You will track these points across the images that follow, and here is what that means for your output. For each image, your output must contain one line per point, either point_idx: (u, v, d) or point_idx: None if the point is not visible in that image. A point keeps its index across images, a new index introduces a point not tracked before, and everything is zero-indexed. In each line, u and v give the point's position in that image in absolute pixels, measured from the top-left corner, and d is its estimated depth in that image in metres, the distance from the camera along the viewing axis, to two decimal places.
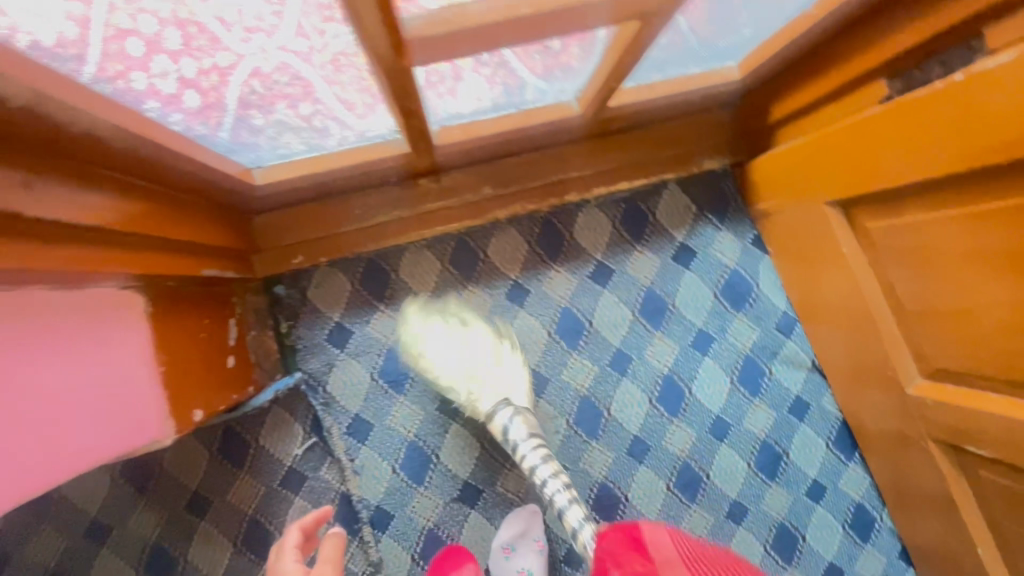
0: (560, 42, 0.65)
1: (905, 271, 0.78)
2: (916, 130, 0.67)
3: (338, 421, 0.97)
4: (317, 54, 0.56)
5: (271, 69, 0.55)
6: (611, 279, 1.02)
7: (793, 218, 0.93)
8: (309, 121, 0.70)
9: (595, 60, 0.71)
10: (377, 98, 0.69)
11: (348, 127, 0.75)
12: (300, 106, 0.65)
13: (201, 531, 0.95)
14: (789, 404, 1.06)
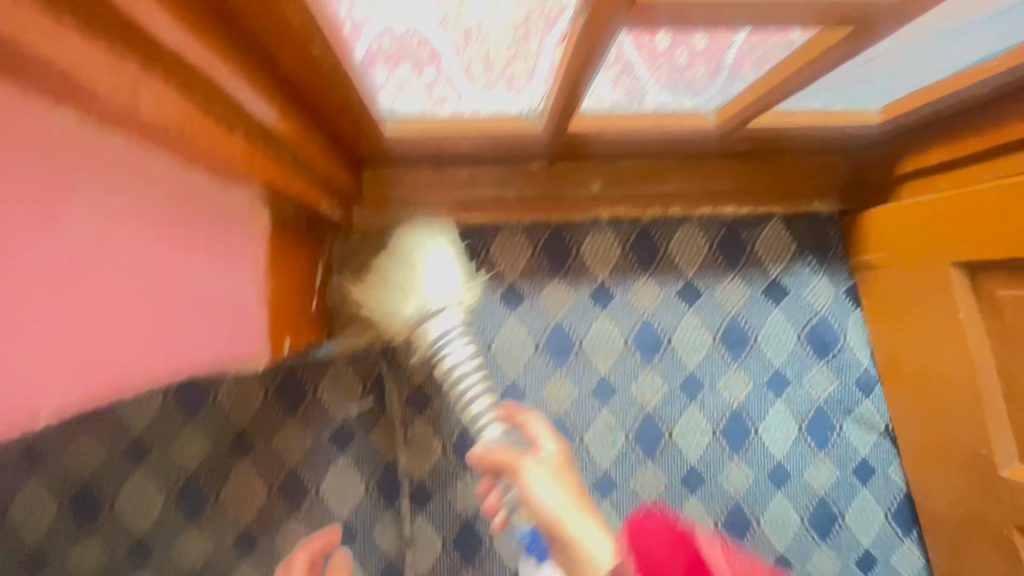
0: (688, 57, 0.68)
1: (1021, 348, 0.76)
2: None
3: (400, 387, 0.96)
4: (450, 24, 0.62)
5: (401, 32, 0.62)
6: (697, 300, 1.00)
7: (900, 275, 0.90)
8: (430, 87, 0.74)
9: (719, 80, 0.74)
10: (498, 78, 0.73)
11: (464, 101, 0.79)
12: (424, 69, 0.70)
13: (239, 472, 0.92)
14: (854, 465, 1.01)
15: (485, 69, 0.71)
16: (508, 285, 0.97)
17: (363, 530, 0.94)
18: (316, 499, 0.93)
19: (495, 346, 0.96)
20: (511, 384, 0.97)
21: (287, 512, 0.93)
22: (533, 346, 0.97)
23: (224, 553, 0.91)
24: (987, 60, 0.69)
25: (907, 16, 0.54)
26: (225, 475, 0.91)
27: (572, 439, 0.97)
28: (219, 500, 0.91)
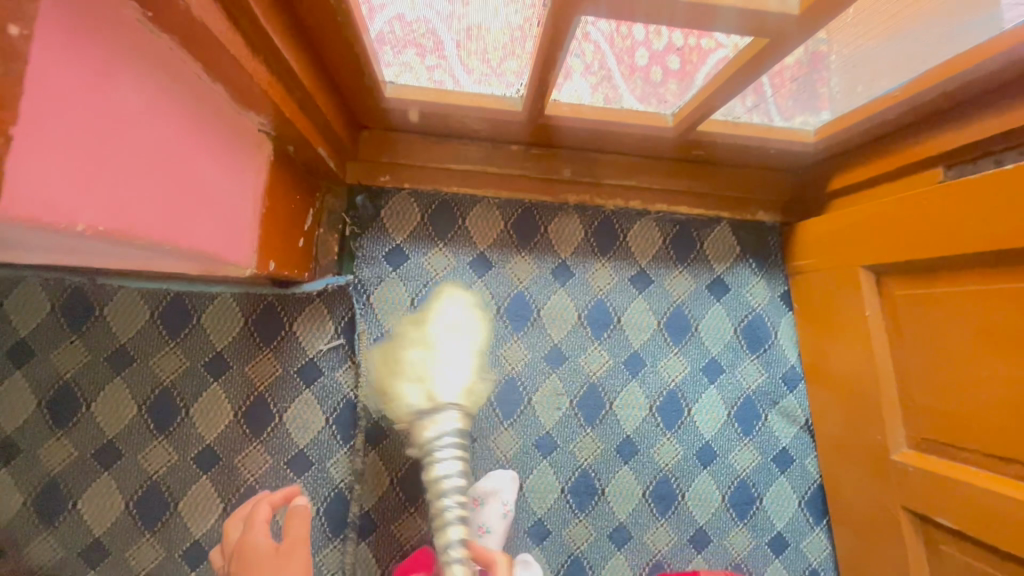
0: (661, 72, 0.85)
1: (910, 344, 0.87)
2: (952, 211, 0.77)
3: (369, 329, 1.03)
4: (454, 20, 0.76)
5: (412, 18, 0.76)
6: (647, 287, 1.11)
7: (824, 279, 1.02)
8: (431, 72, 0.88)
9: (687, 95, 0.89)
10: (490, 67, 0.87)
11: (458, 85, 0.91)
12: (428, 57, 0.84)
13: (210, 391, 0.99)
14: (775, 452, 1.11)
15: (481, 62, 0.85)
16: (479, 253, 1.07)
17: (318, 460, 1.01)
18: (278, 425, 1.01)
19: (462, 305, 1.06)
20: None
21: (249, 434, 1.00)
22: (495, 309, 1.07)
23: (185, 466, 0.98)
24: (890, 91, 0.82)
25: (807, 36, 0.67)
26: (198, 391, 0.99)
27: (520, 399, 1.06)
28: (188, 415, 0.99)
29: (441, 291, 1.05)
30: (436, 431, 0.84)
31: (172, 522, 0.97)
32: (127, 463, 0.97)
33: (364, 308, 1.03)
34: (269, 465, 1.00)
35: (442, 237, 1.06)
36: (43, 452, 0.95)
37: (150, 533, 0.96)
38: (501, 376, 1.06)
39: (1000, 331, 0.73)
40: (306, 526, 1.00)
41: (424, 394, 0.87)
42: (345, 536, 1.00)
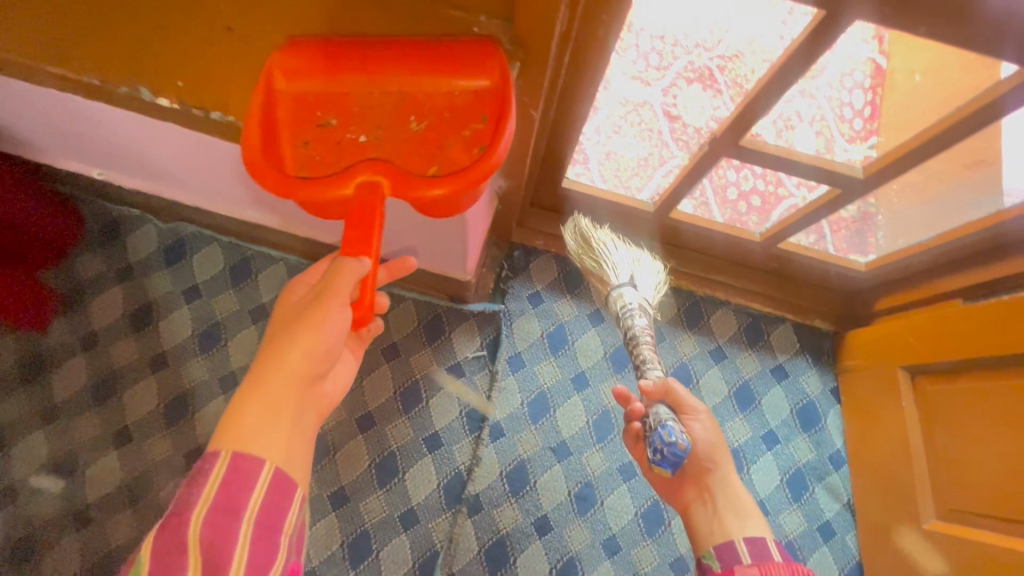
0: (749, 196, 1.22)
1: (936, 428, 1.12)
2: (965, 327, 1.07)
3: (507, 348, 1.34)
4: (600, 144, 1.19)
5: (580, 148, 1.20)
6: (722, 360, 1.39)
7: (867, 376, 1.29)
8: (576, 175, 1.29)
9: (770, 219, 1.26)
10: (620, 174, 1.27)
11: (593, 184, 1.30)
12: (580, 167, 1.26)
13: (381, 370, 1.30)
14: (819, 522, 1.29)
15: (616, 174, 1.27)
16: (596, 308, 1.40)
17: (447, 443, 1.27)
18: (424, 407, 1.28)
19: (577, 344, 1.36)
20: (580, 373, 1.34)
21: (401, 410, 1.28)
22: (602, 353, 1.36)
23: (348, 424, 1.26)
24: (923, 240, 1.16)
25: (865, 192, 1.04)
26: (372, 368, 1.30)
27: (612, 427, 1.31)
28: (360, 385, 1.29)
29: (564, 331, 1.37)
30: (630, 299, 1.07)
31: (328, 467, 1.23)
32: None
33: (506, 330, 1.35)
34: (409, 438, 1.26)
35: (571, 291, 1.40)
36: None
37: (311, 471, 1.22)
38: (599, 405, 1.32)
39: (1009, 418, 1.00)
40: (426, 496, 1.23)
41: (628, 271, 1.11)
42: (456, 511, 1.22)
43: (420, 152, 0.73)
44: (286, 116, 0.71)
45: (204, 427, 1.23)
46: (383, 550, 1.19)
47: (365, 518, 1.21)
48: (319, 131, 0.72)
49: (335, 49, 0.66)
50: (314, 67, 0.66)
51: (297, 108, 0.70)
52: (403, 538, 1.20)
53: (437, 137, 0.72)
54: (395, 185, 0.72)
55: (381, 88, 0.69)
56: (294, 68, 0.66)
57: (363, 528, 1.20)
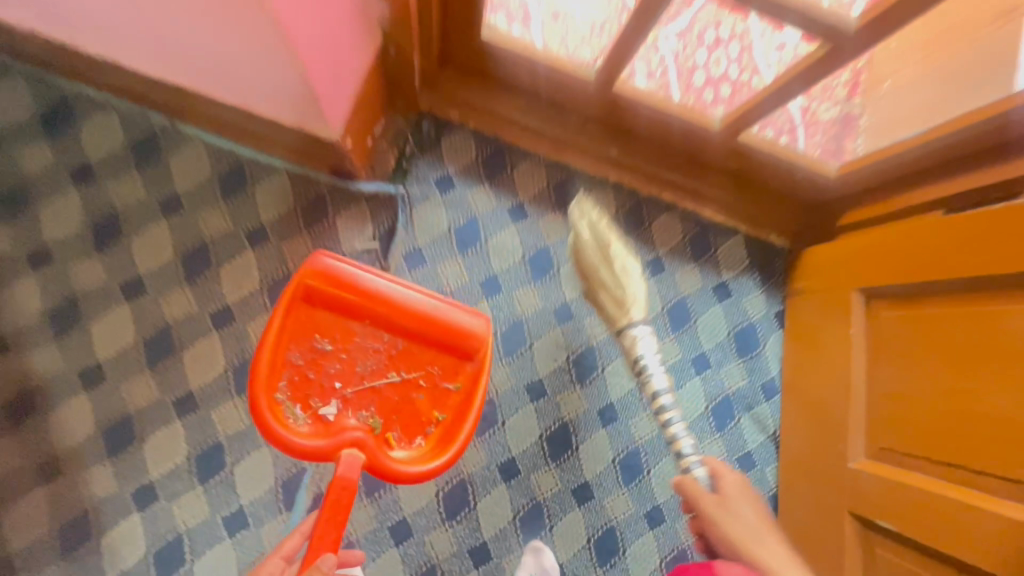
0: (713, 73, 0.96)
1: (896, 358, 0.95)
2: (942, 240, 0.88)
3: (405, 242, 1.11)
4: None
5: None
6: (660, 273, 1.20)
7: (821, 297, 1.12)
8: (511, 39, 1.01)
9: (737, 104, 1.00)
10: (563, 37, 0.98)
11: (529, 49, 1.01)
12: (516, 23, 0.99)
13: (243, 257, 1.06)
14: (740, 453, 1.18)
15: (559, 38, 0.99)
16: (518, 203, 1.16)
17: None
18: None
19: (492, 243, 1.13)
20: (491, 277, 1.13)
21: (266, 307, 1.05)
22: (520, 255, 1.14)
23: (201, 319, 1.04)
24: (910, 138, 0.94)
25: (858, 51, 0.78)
26: (232, 255, 1.06)
27: (523, 340, 1.13)
28: (216, 273, 1.05)
29: (477, 225, 1.14)
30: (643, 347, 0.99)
31: (171, 367, 1.02)
32: (150, 303, 1.03)
33: (406, 221, 1.11)
34: None
35: (490, 179, 1.15)
36: (79, 272, 1.02)
37: (150, 371, 1.01)
38: (511, 315, 1.13)
39: (970, 350, 0.83)
40: None
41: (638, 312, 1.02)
42: None
43: (393, 405, 0.97)
44: (299, 351, 0.94)
45: (11, 310, 1.01)
46: (239, 463, 1.01)
47: (218, 429, 1.02)
48: (319, 353, 0.95)
49: (371, 318, 0.96)
50: (325, 314, 0.96)
51: (302, 351, 0.95)
52: (264, 453, 1.02)
53: (407, 393, 0.97)
54: (371, 447, 0.92)
55: (388, 359, 0.96)
56: (324, 315, 0.95)
57: (216, 439, 1.01)
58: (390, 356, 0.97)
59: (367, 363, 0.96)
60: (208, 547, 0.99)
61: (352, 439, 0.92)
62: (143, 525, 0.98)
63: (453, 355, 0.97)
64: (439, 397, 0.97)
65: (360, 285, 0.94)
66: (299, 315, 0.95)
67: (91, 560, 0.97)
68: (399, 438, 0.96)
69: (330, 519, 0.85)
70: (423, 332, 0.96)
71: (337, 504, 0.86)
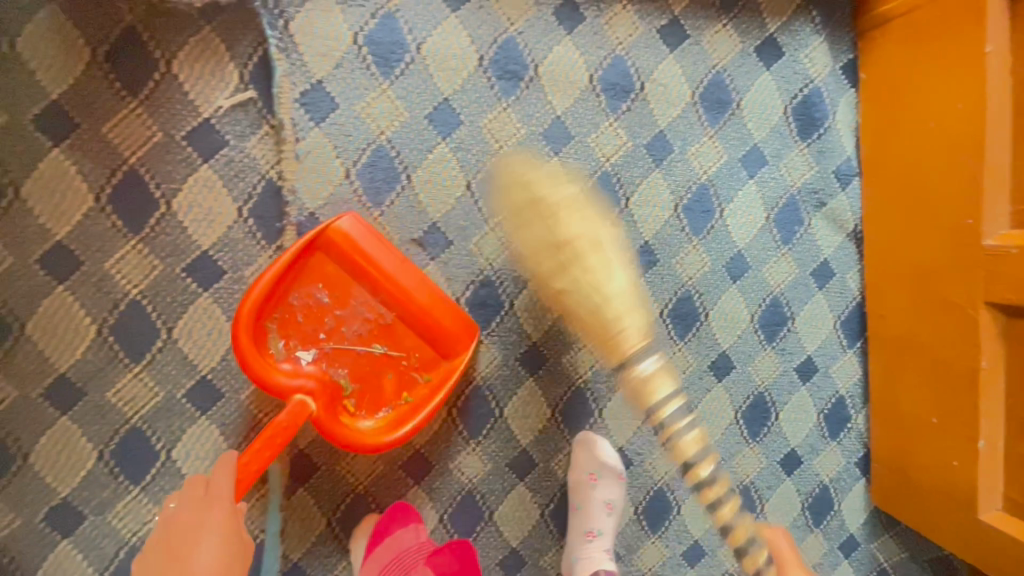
0: None
1: None
2: None
3: (292, 78, 0.70)
4: None
5: None
6: (682, 44, 0.82)
7: (905, 33, 0.79)
8: None
9: None
10: None
11: None
12: None
13: (50, 162, 0.66)
14: (815, 265, 0.91)
15: None
16: None
17: (231, 268, 0.72)
18: (167, 215, 0.70)
19: (428, 51, 0.73)
20: (441, 104, 0.75)
21: (122, 230, 0.69)
22: (476, 61, 0.75)
23: (28, 274, 0.67)
24: None
25: None
26: (32, 163, 0.66)
27: None
28: (19, 199, 0.66)
29: (397, 27, 0.72)
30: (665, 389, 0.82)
31: (19, 350, 0.68)
32: None
33: (281, 44, 0.69)
34: (157, 274, 0.71)
35: None
36: None
37: None
38: (484, 155, 0.77)
39: None
40: (221, 354, 0.74)
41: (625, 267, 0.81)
42: None
43: (371, 367, 0.74)
44: (296, 293, 0.72)
45: None
46: (176, 445, 0.74)
47: (128, 411, 0.72)
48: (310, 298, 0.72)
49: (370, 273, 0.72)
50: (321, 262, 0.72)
51: (291, 294, 0.72)
52: (205, 424, 0.74)
53: (388, 366, 0.74)
54: (320, 416, 0.69)
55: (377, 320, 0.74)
56: (330, 266, 0.72)
57: (131, 425, 0.72)
58: (378, 327, 0.74)
59: (351, 330, 0.73)
60: None
61: (299, 386, 0.68)
62: (80, 551, 0.73)
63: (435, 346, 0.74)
64: (410, 380, 0.75)
65: (385, 251, 0.71)
66: (320, 262, 0.72)
67: None
68: (362, 409, 0.74)
69: (252, 450, 0.65)
70: (419, 314, 0.73)
71: (263, 446, 0.65)
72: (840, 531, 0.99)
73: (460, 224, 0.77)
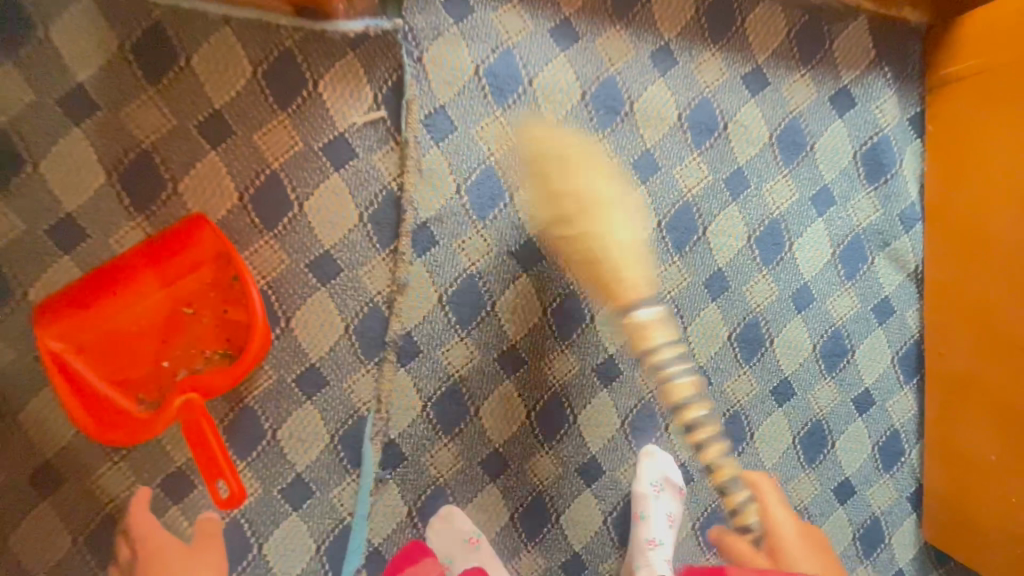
0: None
1: None
2: None
3: (420, 100, 0.78)
4: None
5: None
6: (763, 90, 0.89)
7: (973, 93, 0.86)
8: None
9: None
10: None
11: None
12: None
13: (206, 163, 0.75)
14: (876, 301, 0.96)
15: None
16: (562, 19, 0.82)
17: (347, 267, 0.79)
18: (298, 216, 0.78)
19: (539, 85, 0.82)
20: None
21: (258, 226, 0.77)
22: (579, 95, 0.83)
23: None
24: None
25: None
26: (191, 163, 0.75)
27: None
28: (176, 193, 0.75)
29: (514, 62, 0.81)
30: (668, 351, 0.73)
31: None
32: (96, 247, 0.73)
33: (414, 72, 0.78)
34: (283, 268, 0.78)
35: None
36: None
37: None
38: None
39: None
40: (331, 346, 0.80)
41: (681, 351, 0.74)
42: (380, 360, 0.81)
43: (212, 331, 0.76)
44: (65, 345, 0.71)
45: None
46: (281, 426, 0.80)
47: (243, 391, 0.79)
48: (188, 339, 0.76)
49: (136, 327, 0.74)
50: (141, 378, 0.75)
51: (182, 366, 0.76)
52: (309, 408, 0.81)
53: (202, 319, 0.76)
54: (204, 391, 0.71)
55: (132, 305, 0.74)
56: (69, 318, 0.71)
57: (244, 404, 0.79)
58: (166, 305, 0.75)
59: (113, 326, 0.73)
60: (271, 527, 0.81)
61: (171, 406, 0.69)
62: (186, 518, 0.79)
63: (187, 249, 0.74)
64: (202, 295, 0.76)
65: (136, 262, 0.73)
66: (63, 336, 0.71)
67: None
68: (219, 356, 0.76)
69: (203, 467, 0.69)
70: (152, 262, 0.74)
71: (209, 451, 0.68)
72: (889, 563, 1.01)
73: None
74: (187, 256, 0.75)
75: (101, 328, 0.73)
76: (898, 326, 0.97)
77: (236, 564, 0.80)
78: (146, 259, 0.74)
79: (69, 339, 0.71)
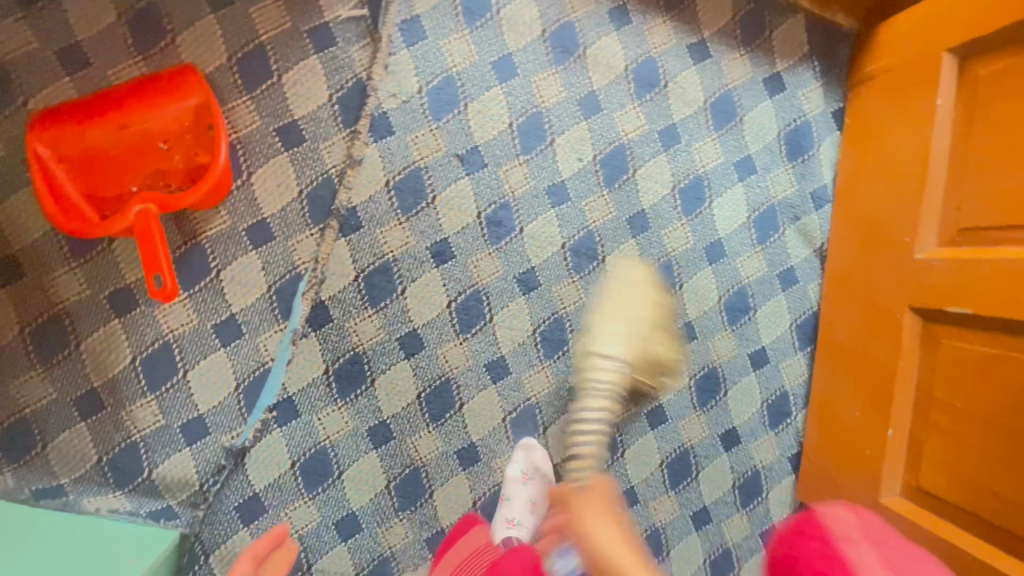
0: None
1: (957, 136, 0.84)
2: None
3: (399, 7, 0.90)
4: None
5: None
6: (704, 60, 1.01)
7: (881, 89, 0.98)
8: None
9: None
10: None
11: None
12: None
13: (204, 23, 0.86)
14: (782, 268, 1.06)
15: None
16: None
17: (310, 139, 0.90)
18: (275, 85, 0.89)
19: (505, 15, 0.94)
20: (505, 57, 0.94)
21: (239, 86, 0.88)
22: (540, 31, 0.95)
23: None
24: None
25: None
26: (191, 20, 0.86)
27: (543, 134, 0.97)
28: (173, 44, 0.86)
29: None
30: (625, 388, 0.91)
31: None
32: (95, 74, 0.85)
33: None
34: (254, 128, 0.89)
35: None
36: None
37: None
38: (528, 105, 0.96)
39: None
40: (283, 205, 0.90)
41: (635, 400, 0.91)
42: (324, 227, 0.91)
43: (178, 168, 0.86)
44: (49, 152, 0.81)
45: None
46: (226, 268, 0.90)
47: (198, 229, 0.89)
48: (156, 169, 0.86)
49: (111, 150, 0.84)
50: (110, 198, 0.85)
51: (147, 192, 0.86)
52: (253, 256, 0.90)
53: (172, 156, 0.86)
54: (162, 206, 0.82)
55: (110, 129, 0.83)
56: (54, 129, 0.81)
57: (196, 241, 0.89)
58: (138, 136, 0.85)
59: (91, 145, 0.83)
60: (199, 357, 0.89)
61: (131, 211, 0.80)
62: (124, 333, 0.87)
63: (168, 89, 0.84)
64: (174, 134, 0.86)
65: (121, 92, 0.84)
66: (46, 143, 0.81)
67: (69, 369, 0.86)
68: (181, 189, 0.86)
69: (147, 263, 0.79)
70: (135, 94, 0.84)
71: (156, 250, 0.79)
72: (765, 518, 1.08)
73: (497, 153, 0.95)
74: (165, 94, 0.84)
75: (80, 143, 0.83)
76: (800, 295, 1.07)
77: (160, 384, 0.88)
78: (133, 91, 0.84)
79: (51, 147, 0.81)
